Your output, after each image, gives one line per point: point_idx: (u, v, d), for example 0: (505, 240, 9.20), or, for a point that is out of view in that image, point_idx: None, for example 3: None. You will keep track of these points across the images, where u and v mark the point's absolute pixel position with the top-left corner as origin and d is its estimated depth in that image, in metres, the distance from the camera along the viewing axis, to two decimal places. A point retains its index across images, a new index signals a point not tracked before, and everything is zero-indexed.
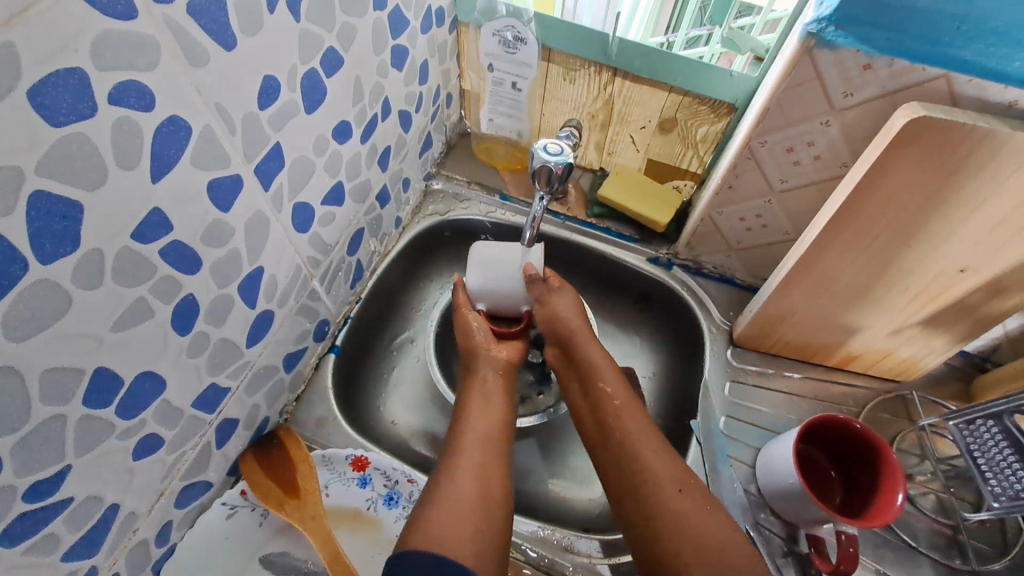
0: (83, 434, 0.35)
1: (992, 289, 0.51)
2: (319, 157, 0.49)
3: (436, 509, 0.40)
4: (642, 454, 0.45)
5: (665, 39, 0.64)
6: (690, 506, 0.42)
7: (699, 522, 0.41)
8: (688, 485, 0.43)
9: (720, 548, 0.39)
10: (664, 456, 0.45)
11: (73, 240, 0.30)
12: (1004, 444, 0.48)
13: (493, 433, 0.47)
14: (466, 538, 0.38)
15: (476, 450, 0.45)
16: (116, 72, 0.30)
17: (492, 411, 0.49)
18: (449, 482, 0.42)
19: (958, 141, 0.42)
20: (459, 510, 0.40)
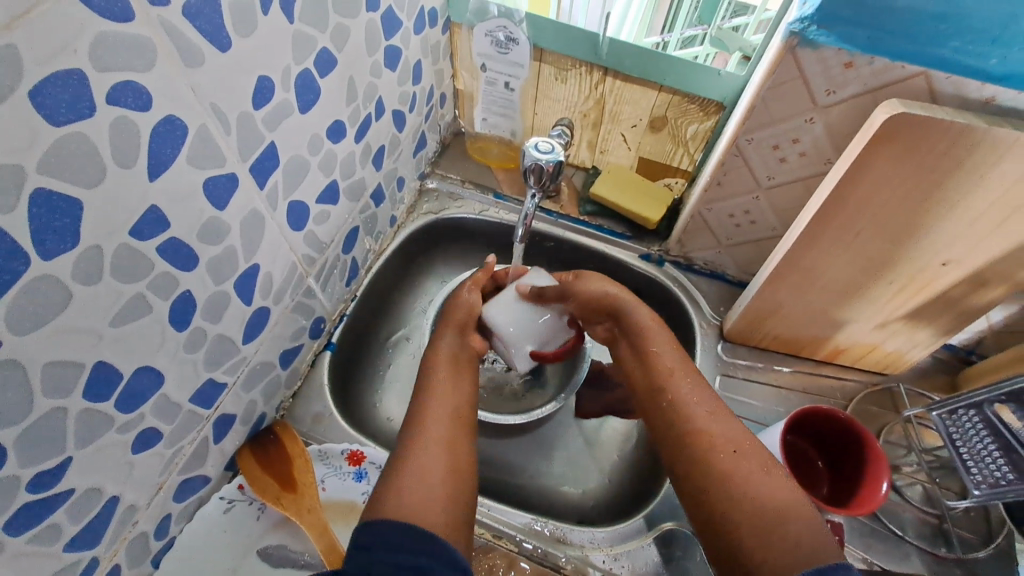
0: (83, 427, 0.36)
1: (974, 282, 0.52)
2: (313, 156, 0.50)
3: (403, 484, 0.38)
4: (699, 421, 0.42)
5: (661, 39, 0.65)
6: (754, 468, 0.38)
7: (763, 483, 0.37)
8: (748, 447, 0.40)
9: (781, 508, 0.36)
10: (726, 420, 0.42)
11: (73, 236, 0.31)
12: (985, 432, 0.49)
13: (462, 408, 0.46)
14: (435, 512, 0.37)
15: (444, 424, 0.43)
16: (114, 72, 0.30)
17: (462, 386, 0.48)
18: (417, 457, 0.40)
19: (936, 136, 0.43)
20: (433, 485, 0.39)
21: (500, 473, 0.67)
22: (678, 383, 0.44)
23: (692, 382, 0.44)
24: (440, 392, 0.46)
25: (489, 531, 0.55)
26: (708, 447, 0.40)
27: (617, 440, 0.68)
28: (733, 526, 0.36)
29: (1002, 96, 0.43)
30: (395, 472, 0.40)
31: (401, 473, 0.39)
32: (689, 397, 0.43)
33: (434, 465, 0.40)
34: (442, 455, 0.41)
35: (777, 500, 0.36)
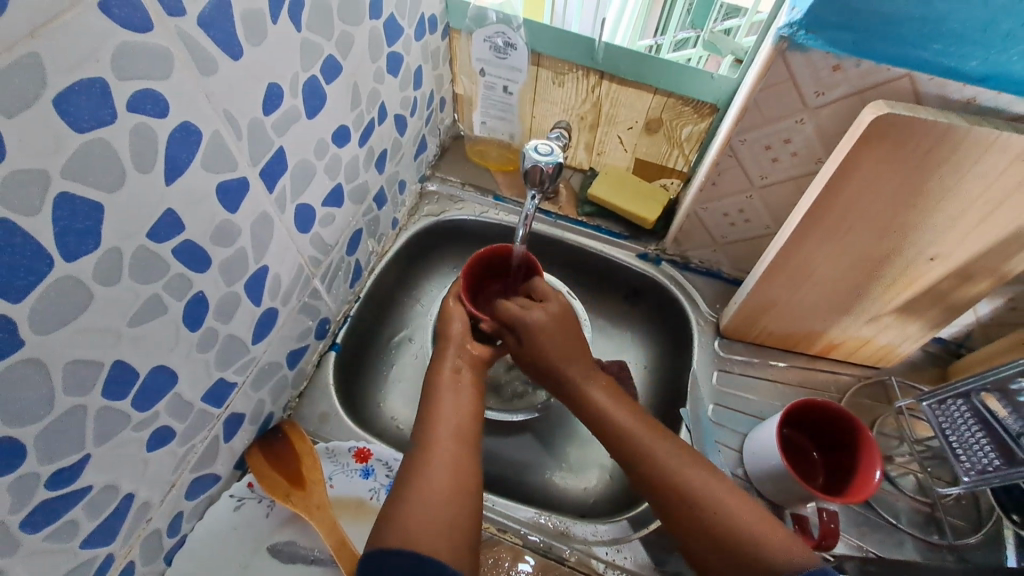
0: (102, 424, 0.37)
1: (961, 276, 0.54)
2: (319, 160, 0.51)
3: (414, 509, 0.41)
4: (657, 453, 0.47)
5: (654, 41, 0.66)
6: (724, 505, 0.44)
7: (732, 515, 0.43)
8: (716, 483, 0.45)
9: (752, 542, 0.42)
10: (690, 459, 0.47)
11: (95, 239, 0.32)
12: (973, 422, 0.51)
13: (465, 424, 0.47)
14: (436, 544, 0.40)
15: (446, 446, 0.45)
16: (135, 81, 0.32)
17: (460, 405, 0.49)
18: (421, 475, 0.43)
19: (921, 135, 0.44)
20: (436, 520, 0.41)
21: (504, 470, 0.68)
22: (638, 430, 0.49)
23: (651, 431, 0.49)
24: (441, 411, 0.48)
25: (494, 526, 0.56)
26: (670, 482, 0.46)
27: None
28: (688, 534, 0.45)
29: (982, 96, 0.45)
30: (405, 491, 0.43)
31: (411, 497, 0.42)
32: (647, 438, 0.48)
33: (442, 491, 0.42)
34: (447, 477, 0.43)
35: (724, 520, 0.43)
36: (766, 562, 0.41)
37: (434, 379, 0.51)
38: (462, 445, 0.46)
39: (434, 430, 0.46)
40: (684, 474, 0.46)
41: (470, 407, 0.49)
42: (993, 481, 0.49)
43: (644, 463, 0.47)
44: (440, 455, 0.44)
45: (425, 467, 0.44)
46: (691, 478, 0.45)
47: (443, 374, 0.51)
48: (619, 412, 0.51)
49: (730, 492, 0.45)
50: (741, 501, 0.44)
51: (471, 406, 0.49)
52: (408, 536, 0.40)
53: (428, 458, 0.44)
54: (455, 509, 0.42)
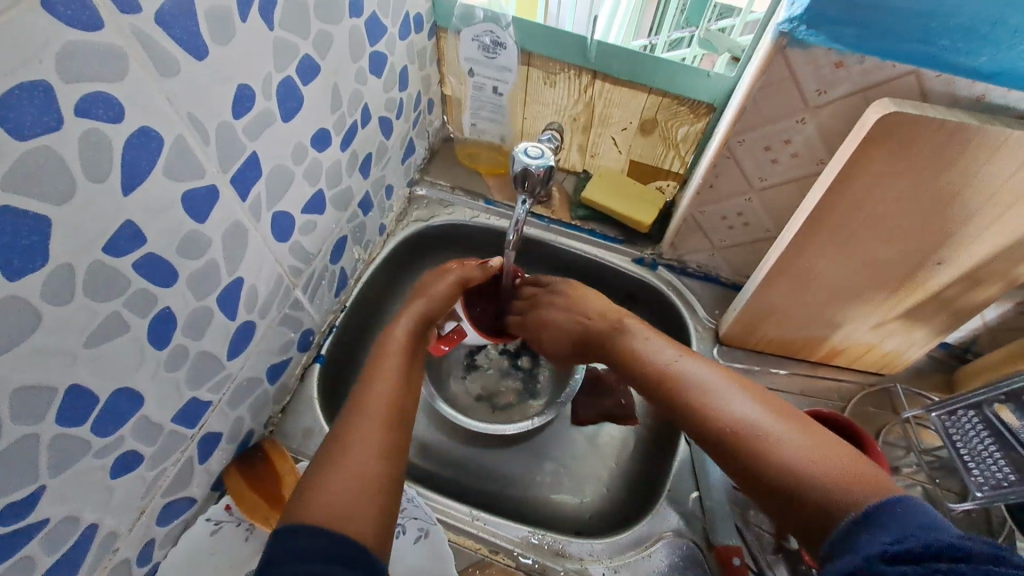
0: (58, 453, 0.34)
1: (969, 281, 0.52)
2: (297, 165, 0.49)
3: (330, 480, 0.37)
4: (709, 394, 0.41)
5: (648, 41, 0.65)
6: (782, 439, 0.37)
7: (787, 446, 0.36)
8: (765, 412, 0.39)
9: (807, 466, 0.35)
10: (741, 393, 0.41)
11: (42, 255, 0.29)
12: (986, 435, 0.49)
13: (400, 397, 0.44)
14: (359, 518, 0.35)
15: (376, 413, 0.42)
16: (84, 83, 0.29)
17: (405, 379, 0.46)
18: (348, 445, 0.39)
19: (928, 135, 0.42)
20: (358, 487, 0.37)
21: (496, 484, 0.65)
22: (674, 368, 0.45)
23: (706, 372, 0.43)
24: (377, 382, 0.45)
25: (486, 546, 0.54)
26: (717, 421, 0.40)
27: (614, 447, 0.67)
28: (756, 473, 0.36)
29: (992, 93, 0.42)
30: (328, 461, 0.38)
31: (328, 467, 0.38)
32: (694, 374, 0.43)
33: (361, 458, 0.38)
34: (370, 442, 0.39)
35: (789, 455, 0.36)
36: (834, 489, 0.33)
37: (376, 350, 0.49)
38: (395, 418, 0.42)
39: (369, 399, 0.43)
40: (724, 407, 0.40)
41: (406, 382, 0.46)
42: (1009, 497, 0.46)
43: (687, 404, 0.42)
44: (367, 423, 0.41)
45: (349, 432, 0.40)
46: (738, 411, 0.39)
47: (387, 348, 0.49)
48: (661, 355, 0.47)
49: (792, 423, 0.38)
50: (798, 430, 0.37)
51: (411, 388, 0.46)
52: (317, 507, 0.35)
53: (353, 426, 0.41)
54: (378, 476, 0.38)
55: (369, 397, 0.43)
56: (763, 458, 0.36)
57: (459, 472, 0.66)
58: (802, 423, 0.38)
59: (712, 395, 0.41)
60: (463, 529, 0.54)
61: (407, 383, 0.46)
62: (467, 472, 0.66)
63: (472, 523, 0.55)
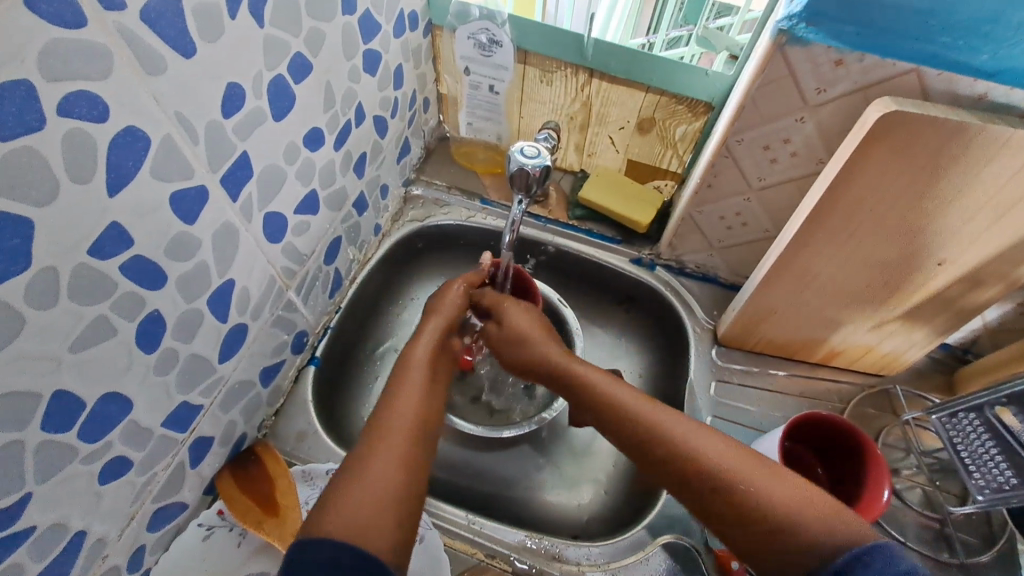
0: (44, 460, 0.33)
1: (970, 282, 0.51)
2: (289, 165, 0.48)
3: (352, 491, 0.36)
4: (670, 432, 0.42)
5: (646, 40, 0.64)
6: (749, 478, 0.39)
7: (763, 488, 0.38)
8: (729, 455, 0.40)
9: (785, 512, 0.36)
10: (701, 433, 0.42)
11: (25, 258, 0.29)
12: (986, 435, 0.48)
13: (426, 412, 0.43)
14: (380, 533, 0.34)
15: (402, 427, 0.41)
16: (66, 82, 0.28)
17: (428, 393, 0.45)
18: (370, 456, 0.38)
19: (930, 134, 0.42)
20: (378, 500, 0.36)
21: (492, 487, 0.65)
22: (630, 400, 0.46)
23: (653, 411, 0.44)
24: (401, 395, 0.44)
25: (482, 551, 0.53)
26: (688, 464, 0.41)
27: (611, 449, 0.66)
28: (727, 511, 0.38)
29: (993, 91, 0.42)
30: (348, 473, 0.37)
31: (350, 479, 0.37)
32: (649, 411, 0.44)
33: (383, 472, 0.37)
34: (394, 456, 0.39)
35: (777, 495, 0.37)
36: (808, 532, 0.35)
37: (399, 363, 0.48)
38: (421, 433, 0.42)
39: (392, 412, 0.42)
40: (686, 449, 0.41)
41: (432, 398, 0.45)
42: (1011, 501, 0.46)
43: (654, 444, 0.43)
44: (392, 436, 0.40)
45: (373, 445, 0.39)
46: (699, 455, 0.41)
47: (409, 360, 0.48)
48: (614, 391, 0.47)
49: (761, 470, 0.39)
50: (768, 475, 0.39)
51: (436, 402, 0.45)
52: (341, 520, 0.34)
53: (376, 438, 0.40)
54: (401, 491, 0.37)
55: (395, 409, 0.42)
56: (733, 498, 0.38)
57: (455, 475, 0.66)
58: (768, 464, 0.40)
59: (671, 428, 0.42)
60: (459, 533, 0.54)
61: (432, 397, 0.45)
62: (463, 475, 0.66)
63: (468, 528, 0.54)
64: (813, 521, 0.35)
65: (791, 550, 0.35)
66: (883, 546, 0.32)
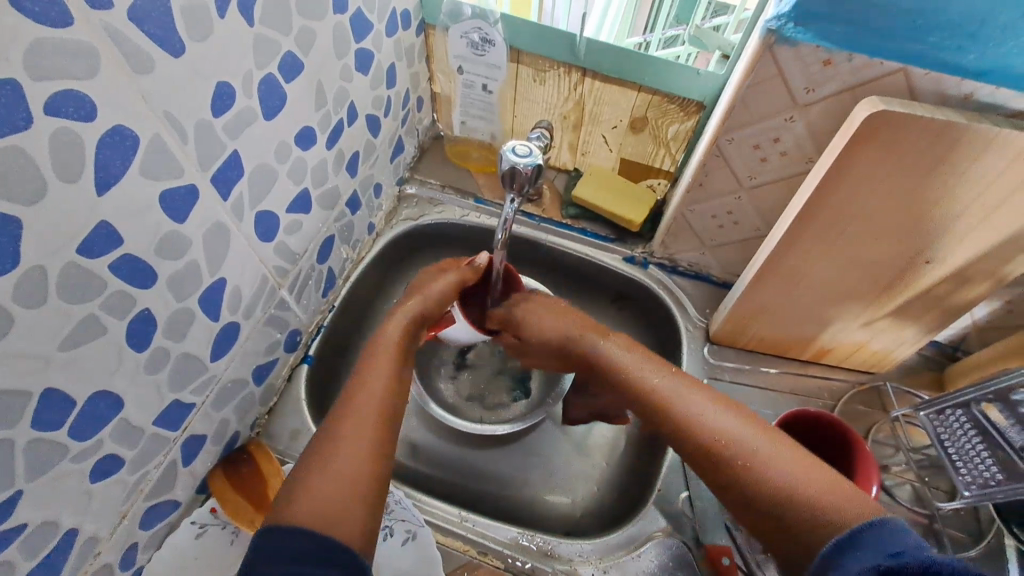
0: (34, 458, 0.33)
1: (957, 280, 0.52)
2: (281, 164, 0.48)
3: (319, 479, 0.36)
4: (699, 415, 0.42)
5: (643, 40, 0.63)
6: (766, 462, 0.38)
7: (778, 472, 0.37)
8: (756, 437, 0.39)
9: (807, 494, 0.35)
10: (718, 411, 0.42)
11: (13, 257, 0.29)
12: (973, 432, 0.49)
13: (393, 396, 0.43)
14: (343, 520, 0.35)
15: (369, 413, 0.41)
16: (52, 81, 0.28)
17: (395, 376, 0.45)
18: (335, 446, 0.39)
19: (916, 133, 0.42)
20: (341, 489, 0.36)
21: (486, 485, 0.65)
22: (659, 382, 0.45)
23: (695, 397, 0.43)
24: (370, 380, 0.44)
25: (474, 547, 0.53)
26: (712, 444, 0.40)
27: (604, 446, 0.67)
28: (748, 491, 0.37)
29: (980, 91, 0.42)
30: (313, 463, 0.38)
31: (318, 466, 0.37)
32: (676, 394, 0.44)
33: (349, 460, 0.38)
34: (361, 442, 0.39)
35: (791, 480, 0.36)
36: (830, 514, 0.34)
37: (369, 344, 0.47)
38: (387, 418, 0.42)
39: (357, 399, 0.42)
40: (708, 425, 0.41)
41: (400, 380, 0.45)
42: (995, 496, 0.47)
43: (682, 427, 0.42)
44: (356, 424, 0.40)
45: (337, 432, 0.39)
46: (724, 438, 0.40)
47: (380, 341, 0.47)
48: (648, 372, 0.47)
49: (779, 448, 0.38)
50: (783, 455, 0.38)
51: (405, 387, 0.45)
52: (307, 509, 0.34)
53: (342, 424, 0.40)
54: (366, 477, 0.37)
55: (358, 395, 0.42)
56: (756, 479, 0.37)
57: (448, 472, 0.66)
58: (788, 446, 0.39)
59: (700, 412, 0.42)
60: (452, 531, 0.54)
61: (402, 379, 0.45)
62: (457, 473, 0.66)
63: (461, 525, 0.55)
64: (835, 504, 0.34)
65: (809, 529, 0.34)
66: (891, 522, 0.31)
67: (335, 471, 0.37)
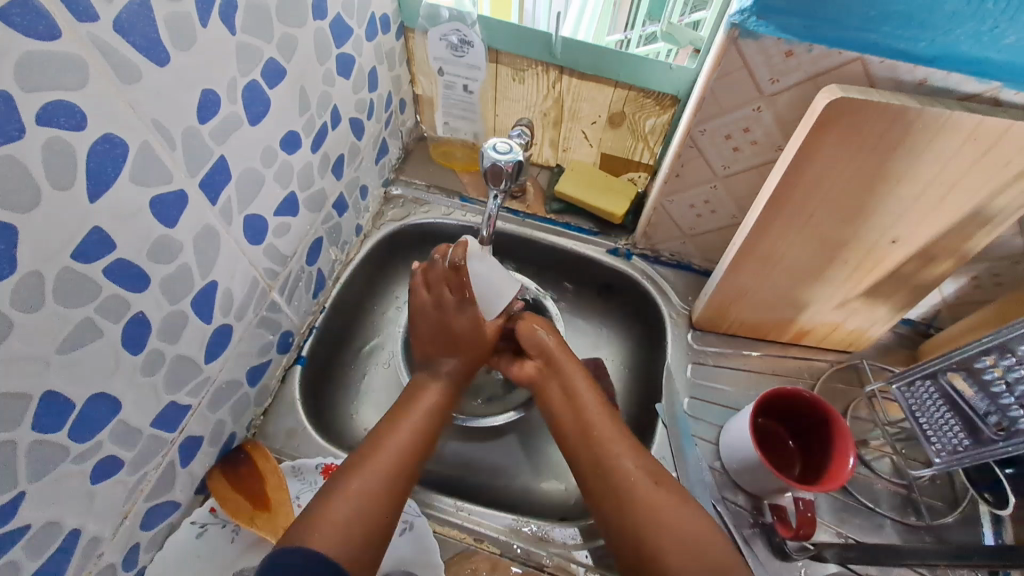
0: (36, 459, 0.34)
1: (923, 258, 0.54)
2: (267, 168, 0.49)
3: (336, 502, 0.42)
4: (615, 456, 0.47)
5: (624, 36, 0.65)
6: (676, 509, 0.42)
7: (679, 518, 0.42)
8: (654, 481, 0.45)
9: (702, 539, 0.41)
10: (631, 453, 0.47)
11: (9, 263, 0.30)
12: (942, 403, 0.51)
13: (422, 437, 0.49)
14: (351, 542, 0.40)
15: (396, 452, 0.46)
16: (44, 92, 0.29)
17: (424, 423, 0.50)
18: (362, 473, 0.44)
19: (876, 118, 0.44)
20: (359, 514, 0.42)
21: (481, 477, 0.67)
22: (590, 407, 0.51)
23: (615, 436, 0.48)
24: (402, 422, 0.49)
25: (471, 535, 0.55)
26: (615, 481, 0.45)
27: None
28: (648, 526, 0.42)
29: (933, 77, 0.44)
30: (340, 482, 0.43)
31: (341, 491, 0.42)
32: (597, 425, 0.50)
33: (368, 492, 0.43)
34: (384, 476, 0.44)
35: (694, 528, 0.41)
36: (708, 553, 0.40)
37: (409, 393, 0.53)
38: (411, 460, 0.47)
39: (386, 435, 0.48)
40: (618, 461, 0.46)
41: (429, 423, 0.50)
42: (964, 461, 0.49)
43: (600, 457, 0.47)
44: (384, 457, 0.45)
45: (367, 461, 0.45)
46: (631, 476, 0.45)
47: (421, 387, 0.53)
48: (598, 412, 0.51)
49: (671, 495, 0.44)
50: (674, 501, 0.43)
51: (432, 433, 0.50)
52: (325, 534, 0.40)
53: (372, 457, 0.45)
54: (384, 511, 0.43)
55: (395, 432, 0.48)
56: (668, 527, 0.41)
57: (444, 466, 0.67)
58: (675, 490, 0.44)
59: (613, 444, 0.47)
60: (448, 520, 0.55)
61: (430, 421, 0.51)
62: (452, 466, 0.67)
63: (457, 515, 0.56)
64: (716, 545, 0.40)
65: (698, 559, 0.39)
66: None
67: (354, 496, 0.42)
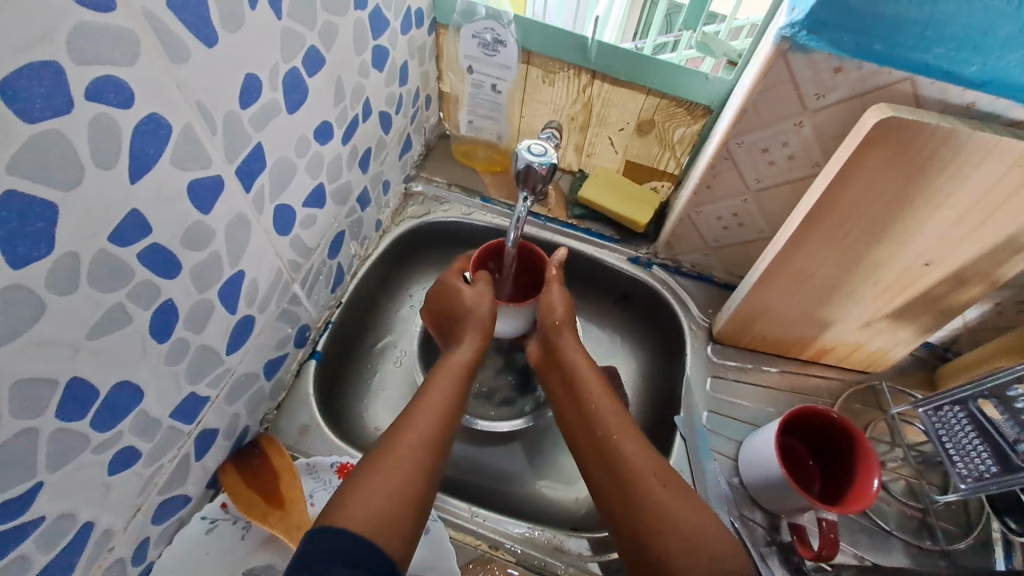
0: (57, 448, 0.33)
1: (954, 281, 0.54)
2: (300, 158, 0.48)
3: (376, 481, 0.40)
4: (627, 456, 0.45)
5: (634, 45, 0.65)
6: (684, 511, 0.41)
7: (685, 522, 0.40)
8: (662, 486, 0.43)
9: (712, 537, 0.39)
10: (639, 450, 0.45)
11: (48, 242, 0.28)
12: (974, 433, 0.51)
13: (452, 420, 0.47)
14: (383, 525, 0.38)
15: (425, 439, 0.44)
16: (94, 67, 0.28)
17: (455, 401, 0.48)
18: (390, 456, 0.42)
19: (923, 140, 0.44)
20: (391, 498, 0.39)
21: (493, 482, 0.66)
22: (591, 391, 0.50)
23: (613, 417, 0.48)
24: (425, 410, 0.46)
25: (486, 542, 0.54)
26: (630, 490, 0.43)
27: None
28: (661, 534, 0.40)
29: (981, 101, 0.44)
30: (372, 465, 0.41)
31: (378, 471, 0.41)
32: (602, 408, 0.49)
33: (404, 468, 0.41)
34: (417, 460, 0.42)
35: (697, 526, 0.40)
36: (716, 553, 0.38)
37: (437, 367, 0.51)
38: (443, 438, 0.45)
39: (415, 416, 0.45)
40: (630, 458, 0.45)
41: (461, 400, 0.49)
42: (989, 488, 0.49)
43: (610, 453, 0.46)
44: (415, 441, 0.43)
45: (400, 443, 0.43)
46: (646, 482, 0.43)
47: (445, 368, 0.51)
48: (605, 405, 0.49)
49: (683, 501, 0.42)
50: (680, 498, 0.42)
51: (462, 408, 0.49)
52: (356, 521, 0.37)
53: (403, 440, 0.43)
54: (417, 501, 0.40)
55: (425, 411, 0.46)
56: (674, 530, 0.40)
57: (455, 469, 0.66)
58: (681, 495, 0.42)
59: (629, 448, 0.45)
60: (461, 525, 0.54)
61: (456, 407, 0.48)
62: (464, 470, 0.66)
63: (470, 520, 0.55)
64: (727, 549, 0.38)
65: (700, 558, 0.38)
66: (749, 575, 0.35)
67: (391, 482, 0.40)
